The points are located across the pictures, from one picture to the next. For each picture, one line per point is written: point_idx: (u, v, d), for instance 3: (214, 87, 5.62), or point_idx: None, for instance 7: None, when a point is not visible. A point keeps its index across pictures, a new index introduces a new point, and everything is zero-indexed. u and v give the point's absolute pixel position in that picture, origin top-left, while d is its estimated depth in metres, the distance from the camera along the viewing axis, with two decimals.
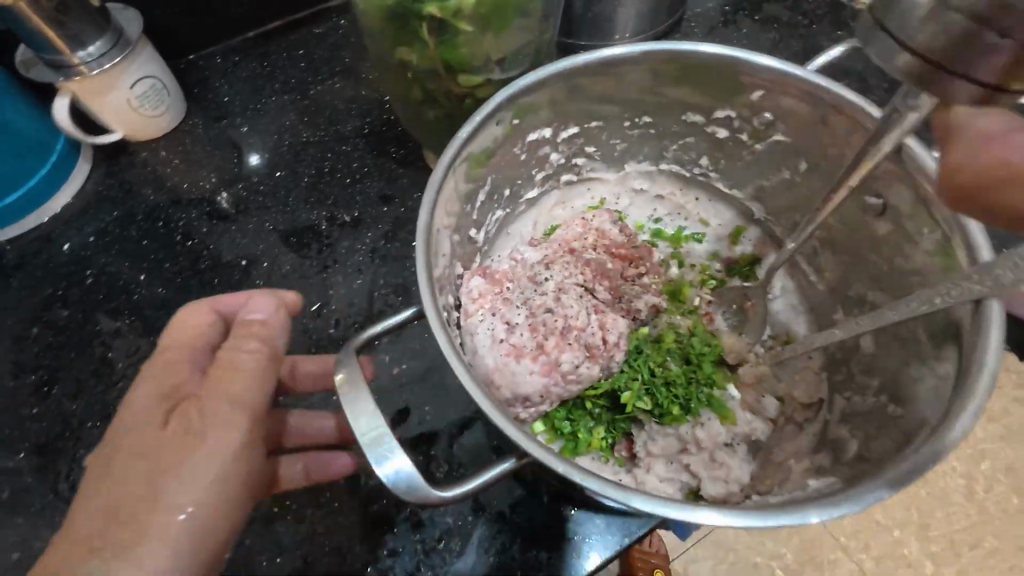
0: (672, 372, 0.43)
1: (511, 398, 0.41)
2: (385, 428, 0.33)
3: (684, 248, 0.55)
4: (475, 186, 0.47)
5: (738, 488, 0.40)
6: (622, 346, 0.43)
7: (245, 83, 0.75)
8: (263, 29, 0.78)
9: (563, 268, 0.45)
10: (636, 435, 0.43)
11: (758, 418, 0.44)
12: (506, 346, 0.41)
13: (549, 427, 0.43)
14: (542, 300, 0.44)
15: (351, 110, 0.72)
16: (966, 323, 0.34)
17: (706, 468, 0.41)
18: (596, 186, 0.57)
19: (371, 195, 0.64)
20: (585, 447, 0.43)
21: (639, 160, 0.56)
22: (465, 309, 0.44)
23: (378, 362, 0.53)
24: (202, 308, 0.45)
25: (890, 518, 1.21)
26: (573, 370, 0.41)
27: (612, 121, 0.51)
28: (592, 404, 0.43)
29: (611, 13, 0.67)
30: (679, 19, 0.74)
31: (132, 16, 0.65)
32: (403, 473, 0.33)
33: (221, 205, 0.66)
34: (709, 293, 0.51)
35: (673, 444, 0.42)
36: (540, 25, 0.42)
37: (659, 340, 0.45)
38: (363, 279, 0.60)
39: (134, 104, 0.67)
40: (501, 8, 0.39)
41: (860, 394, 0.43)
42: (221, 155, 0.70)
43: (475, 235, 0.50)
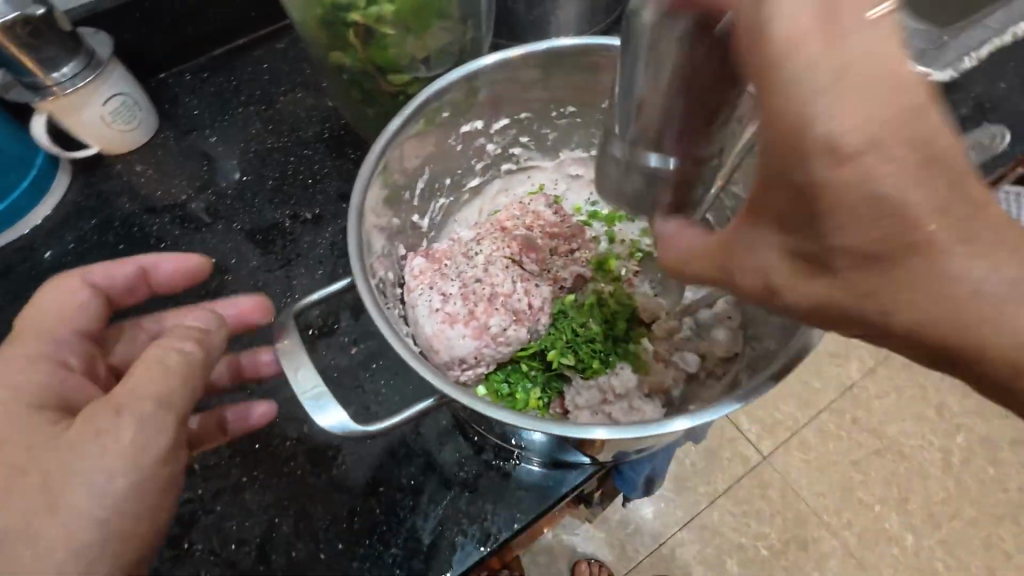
0: (592, 331, 0.49)
1: (448, 360, 0.45)
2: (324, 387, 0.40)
3: (617, 227, 0.58)
4: (413, 175, 0.52)
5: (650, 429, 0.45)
6: (545, 310, 0.49)
7: (213, 97, 0.80)
8: (230, 46, 0.83)
9: (493, 243, 0.51)
10: (566, 392, 0.48)
11: (671, 370, 0.50)
12: (442, 315, 0.46)
13: (489, 391, 0.48)
14: (473, 272, 0.49)
15: (312, 116, 0.77)
16: None
17: (625, 413, 0.47)
18: (535, 173, 0.62)
19: (331, 194, 0.69)
20: (523, 404, 0.47)
21: (572, 148, 0.61)
22: (408, 285, 0.49)
23: (338, 343, 0.58)
24: (69, 286, 0.51)
25: (871, 495, 1.26)
26: (502, 333, 0.46)
27: (540, 112, 0.56)
28: (527, 366, 0.49)
29: (550, 16, 0.72)
30: (618, 19, 0.80)
31: (103, 38, 0.69)
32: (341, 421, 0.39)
33: (193, 210, 0.71)
34: (636, 264, 0.55)
35: (595, 395, 0.47)
36: (459, 26, 0.47)
37: (583, 304, 0.51)
38: (323, 270, 0.65)
39: (107, 120, 0.72)
40: (419, 14, 0.44)
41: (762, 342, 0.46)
42: (191, 165, 0.75)
43: (419, 221, 0.55)
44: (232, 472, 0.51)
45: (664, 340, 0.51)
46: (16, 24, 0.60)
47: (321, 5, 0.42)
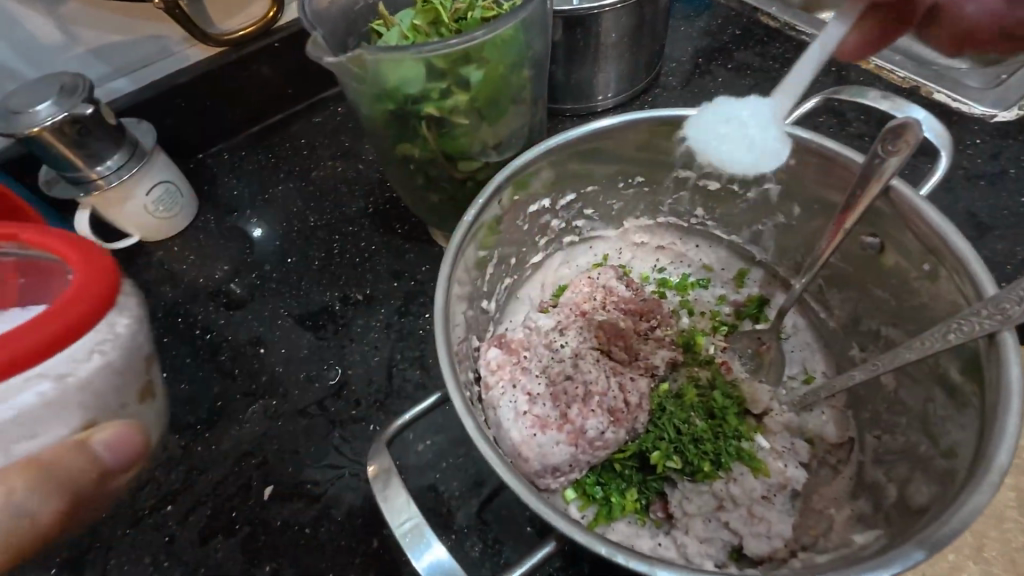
0: (698, 428, 0.42)
1: (540, 469, 0.40)
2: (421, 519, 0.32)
3: (691, 295, 0.57)
4: (535, 196, 0.49)
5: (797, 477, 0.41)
6: (645, 406, 0.43)
7: (252, 176, 0.78)
8: (265, 125, 0.82)
9: (578, 332, 0.46)
10: (669, 494, 0.42)
11: (792, 466, 0.42)
12: (531, 418, 0.41)
13: (580, 494, 0.42)
14: (561, 366, 0.44)
15: (355, 191, 0.75)
16: (985, 360, 0.33)
17: (783, 438, 0.44)
18: (597, 244, 0.59)
19: (381, 272, 0.67)
20: (619, 511, 0.41)
21: (637, 215, 0.57)
22: (486, 381, 0.43)
23: (405, 455, 0.51)
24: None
25: None
26: (599, 437, 0.41)
27: (607, 184, 0.53)
28: (662, 463, 0.41)
29: (591, 78, 0.74)
30: (656, 74, 0.81)
31: (145, 128, 0.68)
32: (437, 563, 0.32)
33: (234, 294, 0.67)
34: (722, 339, 0.50)
35: (709, 501, 0.40)
36: (532, 107, 0.46)
37: (680, 395, 0.44)
38: (380, 356, 0.60)
39: (149, 209, 0.69)
40: (496, 99, 0.42)
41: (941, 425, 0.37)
42: (233, 246, 0.72)
43: (487, 305, 0.50)
44: None
45: (813, 413, 0.45)
46: (63, 124, 0.57)
47: (393, 99, 0.40)
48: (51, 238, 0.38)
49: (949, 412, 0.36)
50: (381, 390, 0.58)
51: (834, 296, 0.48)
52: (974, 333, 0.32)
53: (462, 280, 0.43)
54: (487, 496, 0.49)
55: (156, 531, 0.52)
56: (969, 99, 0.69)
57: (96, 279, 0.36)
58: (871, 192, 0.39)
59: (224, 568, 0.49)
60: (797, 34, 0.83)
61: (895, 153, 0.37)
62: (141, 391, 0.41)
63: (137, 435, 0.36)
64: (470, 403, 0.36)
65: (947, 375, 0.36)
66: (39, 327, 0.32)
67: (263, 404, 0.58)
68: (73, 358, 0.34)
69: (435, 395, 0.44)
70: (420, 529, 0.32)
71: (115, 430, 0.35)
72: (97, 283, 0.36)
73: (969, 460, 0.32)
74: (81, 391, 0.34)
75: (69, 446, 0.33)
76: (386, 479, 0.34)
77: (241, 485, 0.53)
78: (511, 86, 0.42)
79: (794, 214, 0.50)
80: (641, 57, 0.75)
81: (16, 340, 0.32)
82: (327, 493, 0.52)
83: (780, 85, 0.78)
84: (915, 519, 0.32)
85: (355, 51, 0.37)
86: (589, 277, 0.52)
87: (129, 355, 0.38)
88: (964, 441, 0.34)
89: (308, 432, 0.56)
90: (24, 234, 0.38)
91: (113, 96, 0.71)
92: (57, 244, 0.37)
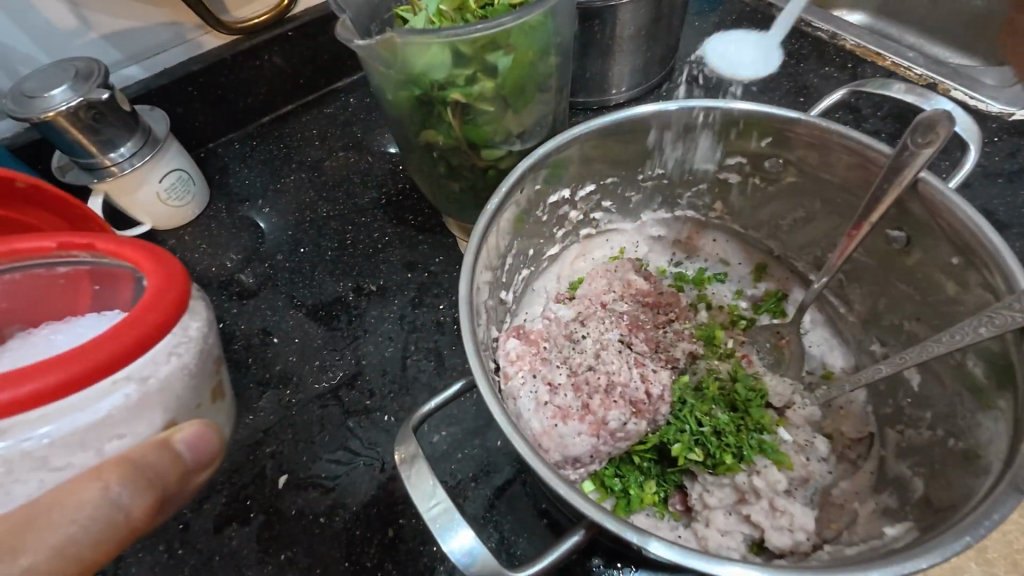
0: (720, 421, 0.42)
1: (561, 460, 0.40)
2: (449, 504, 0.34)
3: (708, 289, 0.56)
4: (555, 186, 0.49)
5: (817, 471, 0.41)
6: (666, 398, 0.42)
7: (264, 166, 0.78)
8: (276, 115, 0.82)
9: (599, 323, 0.46)
10: (689, 487, 0.41)
11: (814, 461, 0.42)
12: (552, 409, 0.41)
13: (599, 486, 0.42)
14: (582, 357, 0.44)
15: (368, 182, 0.74)
16: (1017, 353, 0.32)
17: (804, 431, 0.43)
18: (614, 237, 0.59)
19: (395, 263, 0.66)
20: (638, 503, 0.41)
21: (654, 208, 0.57)
22: (505, 371, 0.43)
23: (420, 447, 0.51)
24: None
25: None
26: (621, 428, 0.40)
27: (626, 176, 0.53)
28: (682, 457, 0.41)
29: (606, 71, 0.74)
30: (670, 69, 0.81)
31: (159, 116, 0.67)
32: (465, 549, 0.33)
33: (246, 283, 0.67)
34: (741, 333, 0.50)
35: (730, 494, 0.40)
36: (555, 97, 0.46)
37: (701, 388, 0.44)
38: (394, 346, 0.60)
39: (162, 196, 0.68)
40: (522, 87, 0.41)
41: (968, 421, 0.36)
42: (245, 235, 0.72)
43: (505, 296, 0.50)
44: None
45: (833, 407, 0.45)
46: (79, 109, 0.57)
47: (419, 85, 0.40)
48: (123, 247, 0.36)
49: (976, 405, 0.36)
50: (396, 380, 0.58)
51: (854, 291, 0.48)
52: (1005, 326, 0.32)
53: (484, 269, 0.43)
54: (502, 488, 0.48)
55: (169, 519, 0.51)
56: (986, 97, 0.69)
57: (169, 285, 0.34)
58: (898, 185, 0.38)
59: (239, 556, 0.49)
60: (812, 30, 0.83)
61: (927, 145, 0.37)
62: (214, 392, 0.39)
63: (214, 435, 0.35)
64: (495, 391, 0.35)
65: (973, 370, 0.36)
66: (119, 335, 0.31)
67: (277, 393, 0.58)
68: (153, 361, 0.33)
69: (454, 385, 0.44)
70: (448, 513, 0.33)
71: (195, 428, 0.34)
72: (166, 288, 0.34)
73: (1001, 454, 0.32)
74: (162, 393, 0.33)
75: (152, 447, 0.32)
76: (412, 465, 0.35)
77: (256, 473, 0.53)
78: (537, 73, 0.42)
79: (815, 208, 0.50)
80: (657, 52, 0.75)
81: (95, 351, 0.30)
82: (341, 483, 0.52)
83: (795, 80, 0.78)
84: (946, 513, 0.32)
85: (385, 33, 0.37)
86: (606, 269, 0.52)
87: (205, 357, 0.36)
88: (995, 434, 0.33)
89: (322, 422, 0.55)
90: (100, 244, 0.37)
91: (126, 82, 0.71)
92: (131, 253, 0.36)
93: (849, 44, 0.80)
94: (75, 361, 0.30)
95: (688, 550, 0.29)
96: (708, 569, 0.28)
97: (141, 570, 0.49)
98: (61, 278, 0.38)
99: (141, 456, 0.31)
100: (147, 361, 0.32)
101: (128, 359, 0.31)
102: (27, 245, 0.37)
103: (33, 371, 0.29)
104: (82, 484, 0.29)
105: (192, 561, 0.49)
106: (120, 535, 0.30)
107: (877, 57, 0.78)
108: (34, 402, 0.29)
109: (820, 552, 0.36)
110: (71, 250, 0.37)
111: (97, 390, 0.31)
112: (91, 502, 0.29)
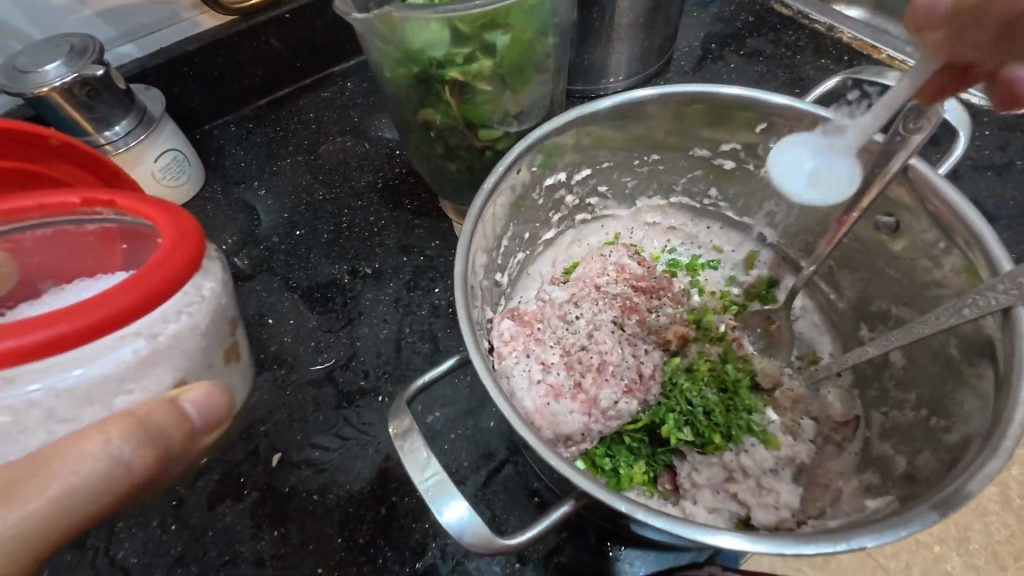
0: (710, 401, 0.43)
1: (553, 437, 0.40)
2: (446, 476, 0.34)
3: (701, 275, 0.57)
4: (552, 170, 0.49)
5: (803, 451, 0.42)
6: (657, 377, 0.43)
7: (260, 148, 0.77)
8: (273, 97, 0.81)
9: (593, 304, 0.46)
10: (678, 466, 0.42)
11: (800, 441, 0.43)
12: (545, 387, 0.41)
13: (590, 465, 0.42)
14: (575, 338, 0.44)
15: (364, 165, 0.74)
16: (997, 334, 0.33)
17: (792, 414, 0.44)
18: (609, 223, 0.59)
19: (391, 246, 0.66)
20: (628, 482, 0.41)
21: (649, 195, 0.58)
22: (499, 351, 0.43)
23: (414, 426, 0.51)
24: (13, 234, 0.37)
25: None
26: (612, 407, 0.41)
27: (622, 161, 0.53)
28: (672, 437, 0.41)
29: (605, 59, 0.74)
30: (669, 58, 0.81)
31: (154, 95, 0.67)
32: (462, 520, 0.33)
33: (240, 264, 0.67)
34: (733, 318, 0.51)
35: (718, 473, 0.41)
36: (552, 79, 0.46)
37: (692, 369, 0.45)
38: (389, 328, 0.60)
39: (157, 176, 0.68)
40: (519, 67, 0.42)
41: (950, 399, 0.37)
42: (240, 217, 0.71)
43: (500, 279, 0.51)
44: (306, 560, 0.48)
45: (820, 392, 0.46)
46: (73, 86, 0.57)
47: (417, 62, 0.40)
48: (145, 205, 0.36)
49: (959, 385, 0.37)
50: (390, 362, 0.58)
51: (844, 277, 0.49)
52: (988, 307, 0.33)
53: (479, 250, 0.43)
54: (495, 468, 0.49)
55: (163, 495, 0.51)
56: None
57: (182, 245, 0.34)
58: (888, 171, 0.39)
59: (234, 532, 0.49)
60: (810, 22, 0.83)
61: (918, 130, 0.37)
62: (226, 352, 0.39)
63: (224, 395, 0.35)
64: (489, 367, 0.36)
65: (954, 351, 0.37)
66: (129, 288, 0.31)
67: (272, 372, 0.58)
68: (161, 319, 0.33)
69: (447, 363, 0.44)
70: (442, 484, 0.34)
71: (202, 388, 0.34)
72: (177, 249, 0.34)
73: (981, 429, 0.32)
74: (170, 348, 0.34)
75: (156, 402, 0.32)
76: (407, 437, 0.36)
77: (250, 452, 0.53)
78: (535, 53, 0.42)
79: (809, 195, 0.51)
80: (655, 40, 0.75)
81: (98, 307, 0.31)
82: (335, 462, 0.53)
83: (792, 72, 0.78)
84: (926, 487, 0.33)
85: (383, 9, 0.37)
86: (601, 254, 0.52)
87: (217, 317, 0.37)
88: (976, 411, 0.34)
89: (316, 403, 0.56)
90: (123, 201, 0.37)
91: (121, 61, 0.70)
92: (151, 211, 0.36)
93: (847, 36, 0.81)
94: (84, 314, 0.30)
95: (672, 519, 0.30)
96: (692, 537, 0.29)
97: (135, 545, 0.49)
98: (90, 236, 0.39)
99: (145, 417, 0.31)
100: (155, 320, 0.33)
101: (135, 319, 0.32)
102: (57, 201, 0.37)
103: (40, 321, 0.30)
104: (84, 439, 0.30)
105: (186, 536, 0.50)
106: (122, 490, 0.31)
107: (873, 50, 0.78)
108: (40, 352, 0.30)
109: (803, 526, 0.37)
110: (97, 207, 0.37)
111: (105, 346, 0.31)
112: (95, 459, 0.29)
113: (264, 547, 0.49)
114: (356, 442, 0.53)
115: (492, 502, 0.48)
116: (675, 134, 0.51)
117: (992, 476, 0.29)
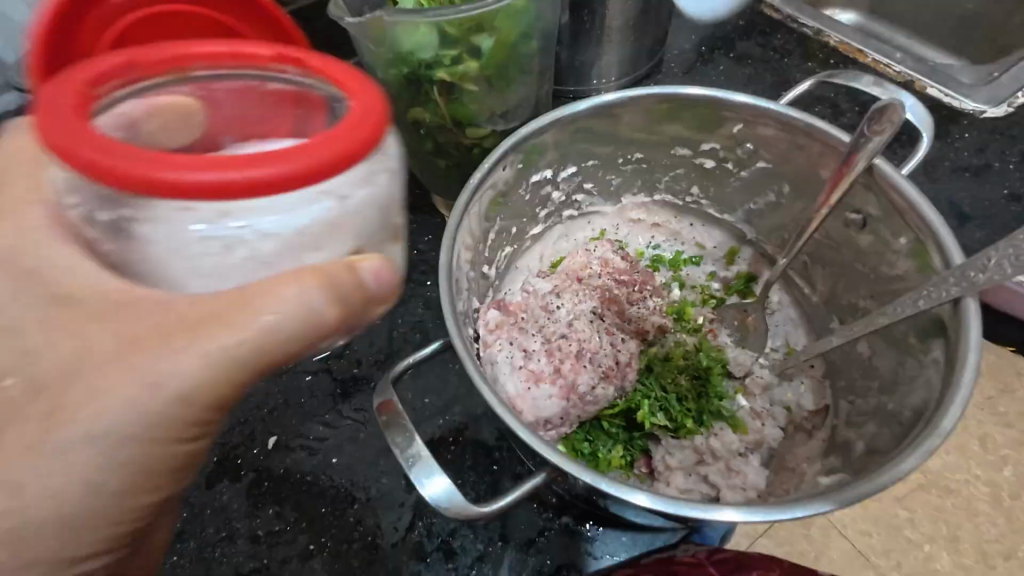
0: (683, 387, 0.45)
1: (533, 421, 0.42)
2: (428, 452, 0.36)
3: (683, 271, 0.59)
4: (538, 166, 0.52)
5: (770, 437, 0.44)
6: (633, 365, 0.45)
7: None
8: None
9: (575, 295, 0.48)
10: (653, 450, 0.44)
11: (768, 427, 0.45)
12: (525, 372, 0.44)
13: (569, 449, 0.44)
14: (555, 326, 0.46)
15: None
16: (947, 324, 0.35)
17: (762, 401, 0.47)
18: (596, 219, 0.61)
19: None
20: (606, 465, 0.43)
21: (634, 192, 0.60)
22: (484, 339, 0.46)
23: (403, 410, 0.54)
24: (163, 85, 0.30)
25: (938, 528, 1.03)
26: (590, 392, 0.43)
27: (607, 159, 0.55)
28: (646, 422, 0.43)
29: (596, 60, 0.75)
30: (660, 60, 0.82)
31: None
32: (439, 494, 0.35)
33: None
34: (711, 311, 0.53)
35: (690, 456, 0.43)
36: (537, 80, 0.48)
37: (668, 357, 0.47)
38: (382, 319, 0.62)
39: None
40: (504, 69, 0.44)
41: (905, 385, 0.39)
42: None
43: (487, 271, 0.53)
44: (298, 537, 0.50)
45: (789, 382, 0.48)
46: None
47: (407, 64, 0.42)
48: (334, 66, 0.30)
49: (913, 372, 0.39)
50: (383, 352, 0.60)
51: (817, 272, 0.51)
52: (941, 298, 0.35)
53: (465, 242, 0.45)
54: (479, 451, 0.51)
55: None
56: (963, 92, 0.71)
57: (368, 126, 0.28)
58: (854, 170, 0.41)
59: (231, 509, 0.52)
60: (798, 27, 0.85)
61: (880, 133, 0.39)
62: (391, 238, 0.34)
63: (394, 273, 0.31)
64: (470, 351, 0.38)
65: (910, 340, 0.39)
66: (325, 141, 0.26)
67: None
68: (348, 182, 0.28)
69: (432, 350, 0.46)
70: (425, 461, 0.36)
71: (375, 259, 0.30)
72: (361, 128, 0.27)
73: (928, 411, 0.35)
74: (349, 218, 0.29)
75: (337, 266, 0.29)
76: (392, 416, 0.38)
77: (247, 435, 0.55)
78: (520, 55, 0.44)
79: (784, 193, 0.53)
80: (646, 42, 0.77)
81: (272, 161, 0.25)
82: (327, 445, 0.55)
83: (780, 75, 0.80)
84: (876, 463, 0.35)
85: (374, 14, 0.39)
86: (586, 249, 0.54)
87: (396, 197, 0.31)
88: (927, 396, 0.36)
89: (311, 390, 0.58)
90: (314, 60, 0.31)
91: None
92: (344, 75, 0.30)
93: (834, 40, 0.83)
94: (267, 162, 0.25)
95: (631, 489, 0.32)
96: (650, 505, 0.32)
97: None
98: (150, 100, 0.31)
99: (271, 286, 0.28)
100: (343, 185, 0.28)
101: (266, 194, 0.26)
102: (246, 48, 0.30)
103: (222, 161, 0.25)
104: (164, 340, 0.28)
105: (186, 513, 0.52)
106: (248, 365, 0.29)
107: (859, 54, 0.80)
108: (224, 190, 0.25)
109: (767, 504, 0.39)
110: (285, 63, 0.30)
111: (161, 206, 0.26)
112: (247, 329, 0.28)
113: (259, 524, 0.51)
114: (350, 427, 0.56)
115: (476, 484, 0.50)
116: (656, 134, 0.53)
117: (933, 450, 0.31)
